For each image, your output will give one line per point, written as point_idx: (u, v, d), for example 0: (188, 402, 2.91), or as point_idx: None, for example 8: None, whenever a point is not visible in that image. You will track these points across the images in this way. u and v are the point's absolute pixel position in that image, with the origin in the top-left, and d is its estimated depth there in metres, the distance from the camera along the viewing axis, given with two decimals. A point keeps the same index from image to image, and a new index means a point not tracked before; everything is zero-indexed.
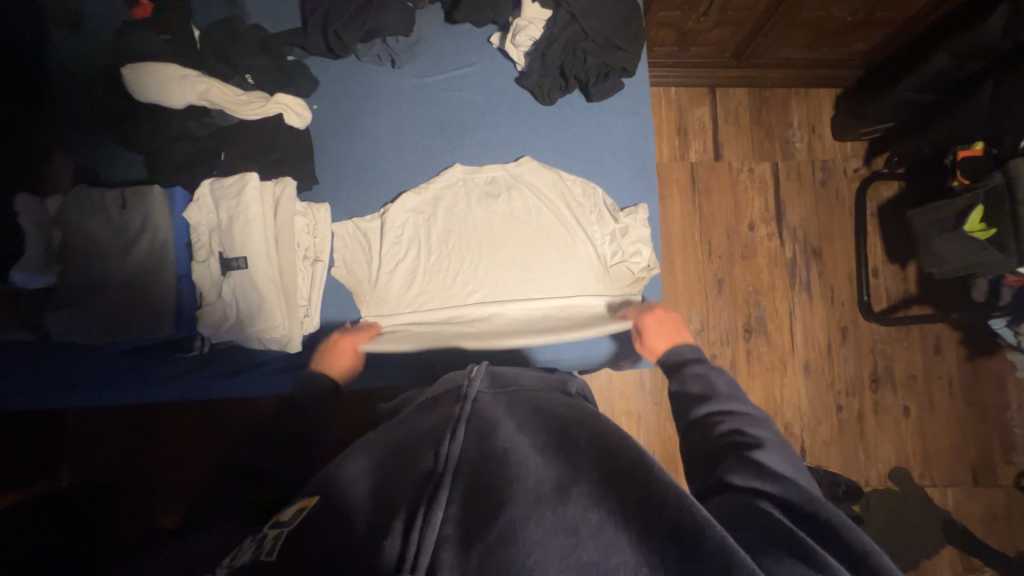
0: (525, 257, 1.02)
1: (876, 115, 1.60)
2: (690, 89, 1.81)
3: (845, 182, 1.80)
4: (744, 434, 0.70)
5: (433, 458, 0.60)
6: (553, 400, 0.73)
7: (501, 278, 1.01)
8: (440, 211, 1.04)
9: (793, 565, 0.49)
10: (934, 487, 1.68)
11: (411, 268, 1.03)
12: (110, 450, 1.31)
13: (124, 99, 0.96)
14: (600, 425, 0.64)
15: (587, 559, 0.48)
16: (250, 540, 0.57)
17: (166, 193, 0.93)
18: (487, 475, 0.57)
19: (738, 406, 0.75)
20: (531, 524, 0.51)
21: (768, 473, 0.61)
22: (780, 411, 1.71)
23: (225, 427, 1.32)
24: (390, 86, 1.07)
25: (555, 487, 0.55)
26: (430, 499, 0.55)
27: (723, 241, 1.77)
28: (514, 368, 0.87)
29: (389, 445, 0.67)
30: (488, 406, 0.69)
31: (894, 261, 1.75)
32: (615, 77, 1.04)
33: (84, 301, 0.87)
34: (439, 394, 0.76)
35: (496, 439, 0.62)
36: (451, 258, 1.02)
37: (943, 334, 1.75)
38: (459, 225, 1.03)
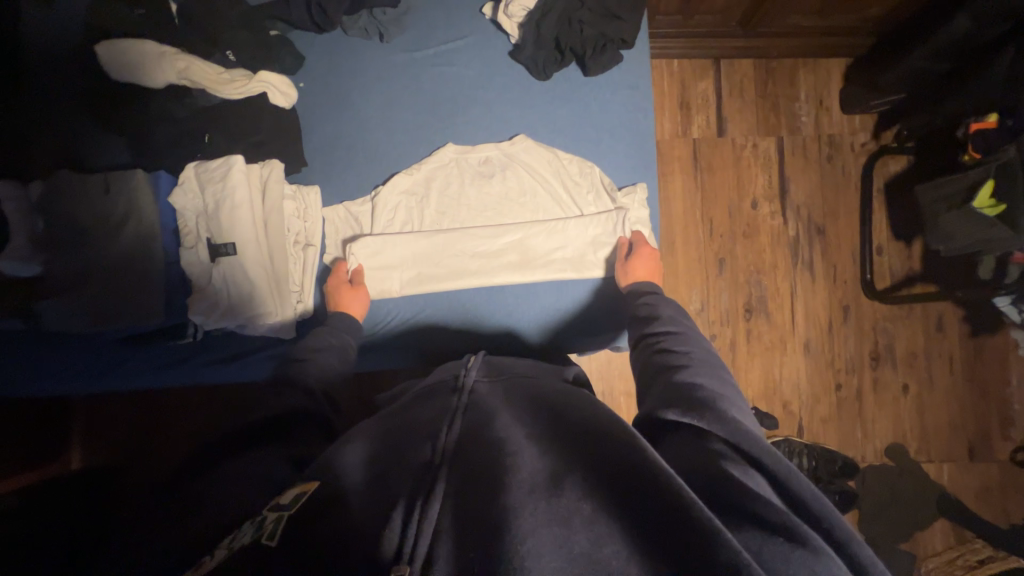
0: (517, 238, 1.01)
1: (887, 86, 1.54)
2: (693, 61, 1.74)
3: (852, 157, 1.75)
4: (684, 370, 0.73)
5: (431, 449, 0.61)
6: (549, 387, 0.74)
7: (499, 263, 1.01)
8: (433, 192, 1.02)
9: (777, 541, 0.49)
10: (930, 462, 1.70)
11: (405, 253, 1.00)
12: (113, 436, 1.32)
13: (102, 79, 0.92)
14: (593, 413, 0.65)
15: (580, 549, 0.49)
16: (251, 521, 0.55)
17: (150, 178, 0.90)
18: (483, 465, 0.57)
19: (681, 345, 0.80)
20: (525, 514, 0.50)
21: (705, 411, 0.64)
22: (779, 390, 1.71)
23: (226, 413, 1.33)
24: (378, 61, 1.02)
25: (549, 476, 0.55)
26: (427, 492, 0.55)
27: (725, 219, 1.73)
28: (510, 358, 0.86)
29: (388, 434, 0.67)
30: (484, 397, 0.70)
31: (900, 238, 1.72)
32: (613, 49, 0.99)
33: (74, 291, 0.87)
34: (436, 385, 0.76)
35: (492, 430, 0.63)
36: (445, 241, 1.00)
37: (946, 312, 1.73)
38: (453, 206, 1.02)
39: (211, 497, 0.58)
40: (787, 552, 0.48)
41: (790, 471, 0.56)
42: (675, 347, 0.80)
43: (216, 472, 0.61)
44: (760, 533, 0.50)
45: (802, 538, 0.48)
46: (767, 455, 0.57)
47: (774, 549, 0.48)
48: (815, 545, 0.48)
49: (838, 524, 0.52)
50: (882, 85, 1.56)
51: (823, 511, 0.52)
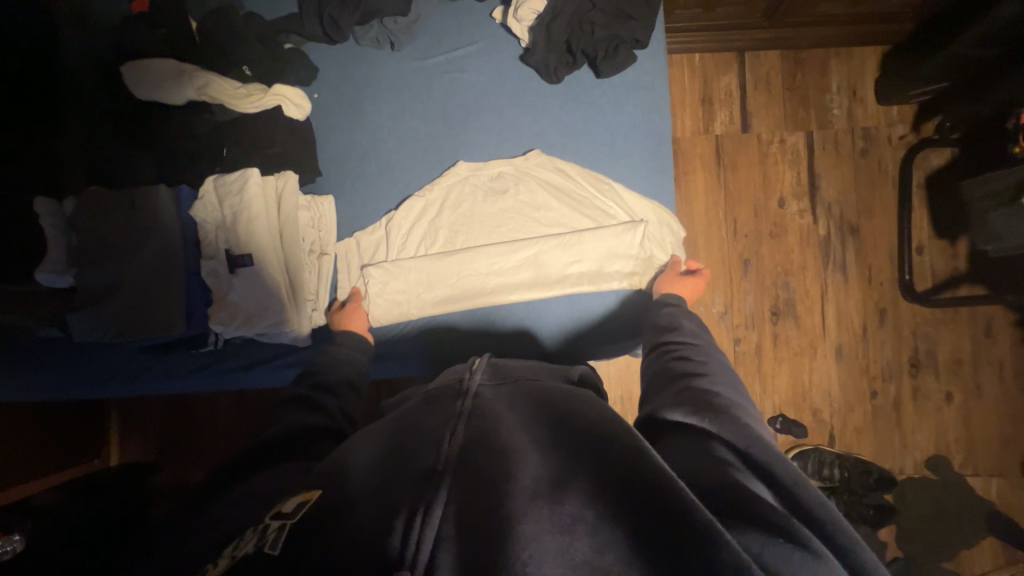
0: (530, 250, 0.99)
1: (928, 75, 1.44)
2: (715, 56, 1.68)
3: (889, 151, 1.65)
4: (700, 378, 0.71)
5: (435, 456, 0.59)
6: (554, 390, 0.71)
7: (513, 280, 0.99)
8: (446, 211, 1.01)
9: (782, 546, 0.46)
10: (977, 477, 1.59)
11: (421, 276, 1.00)
12: (151, 434, 1.39)
13: (129, 98, 0.97)
14: (601, 417, 0.62)
15: (581, 557, 0.47)
16: (254, 529, 0.55)
17: (173, 193, 0.93)
18: (485, 471, 0.56)
19: (700, 355, 0.77)
20: (527, 520, 0.50)
21: (717, 413, 0.63)
22: (809, 397, 1.64)
23: (254, 414, 1.37)
24: (389, 70, 1.03)
25: (551, 483, 0.54)
26: (429, 499, 0.53)
27: (750, 219, 1.67)
28: (513, 360, 0.85)
29: (393, 437, 0.66)
30: (490, 402, 0.68)
31: (943, 237, 1.61)
32: (626, 49, 0.97)
33: (103, 300, 0.91)
34: (440, 389, 0.75)
35: (495, 435, 0.61)
36: (459, 261, 0.99)
37: (996, 315, 1.61)
38: (466, 223, 1.01)
39: (230, 513, 0.58)
40: (791, 555, 0.45)
41: (798, 477, 0.53)
42: (693, 356, 0.77)
43: (235, 492, 0.62)
44: (760, 535, 0.47)
45: (804, 541, 0.46)
46: (776, 463, 0.55)
47: (774, 549, 0.46)
48: (819, 550, 0.46)
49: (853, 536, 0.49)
50: (920, 74, 1.46)
51: (833, 518, 0.49)
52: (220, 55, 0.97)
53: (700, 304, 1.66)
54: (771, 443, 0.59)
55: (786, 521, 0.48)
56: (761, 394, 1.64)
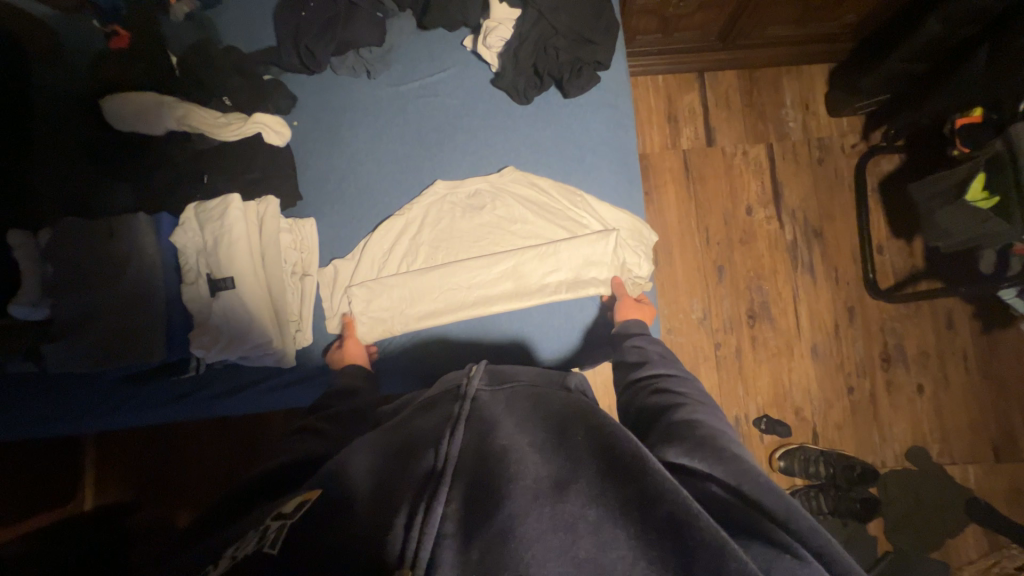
0: (509, 261, 1.02)
1: (870, 88, 1.56)
2: (677, 76, 1.79)
3: (843, 159, 1.76)
4: (681, 409, 0.73)
5: (434, 457, 0.60)
6: (552, 394, 0.71)
7: (494, 291, 1.01)
8: (426, 228, 1.04)
9: (780, 555, 0.48)
10: (954, 465, 1.64)
11: (403, 292, 1.01)
12: (127, 473, 1.34)
13: (108, 131, 0.98)
14: (598, 416, 0.63)
15: (584, 554, 0.49)
16: (255, 531, 0.56)
17: (152, 220, 0.94)
18: (487, 473, 0.57)
19: (675, 386, 0.80)
20: (530, 520, 0.51)
21: (704, 449, 0.63)
22: (790, 397, 1.68)
23: (238, 444, 1.34)
24: (366, 95, 1.06)
25: (554, 483, 0.55)
26: (430, 497, 0.54)
27: (720, 227, 1.74)
28: (512, 366, 0.84)
29: (394, 445, 0.66)
30: (488, 404, 0.68)
31: (899, 236, 1.71)
32: (589, 71, 1.03)
33: (80, 331, 0.90)
34: (438, 394, 0.74)
35: (494, 437, 0.61)
36: (439, 276, 1.01)
37: (955, 308, 1.70)
38: (447, 238, 1.04)
39: (232, 527, 0.59)
40: (796, 569, 0.46)
41: (788, 505, 0.54)
42: (669, 388, 0.79)
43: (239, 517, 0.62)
44: (769, 550, 0.49)
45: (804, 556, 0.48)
46: (767, 496, 0.55)
47: (781, 565, 0.47)
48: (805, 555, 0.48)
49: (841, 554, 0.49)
50: (864, 88, 1.58)
51: (821, 544, 0.50)
52: (199, 87, 0.99)
53: (679, 311, 1.71)
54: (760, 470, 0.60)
55: (783, 537, 0.50)
56: (745, 396, 1.68)
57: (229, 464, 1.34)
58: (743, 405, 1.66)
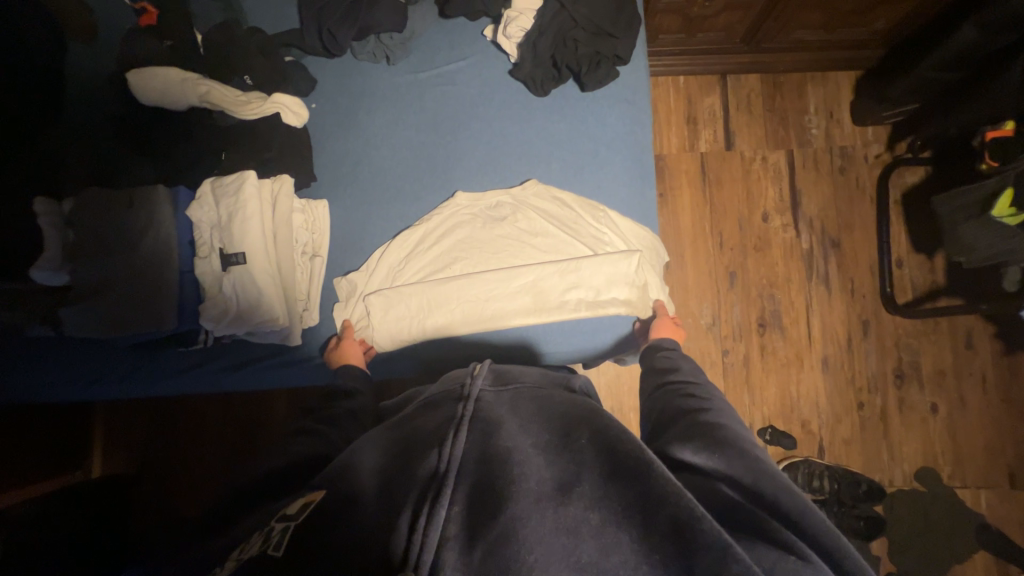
0: (525, 274, 0.95)
1: (897, 97, 1.52)
2: (698, 78, 1.77)
3: (866, 169, 1.72)
4: (705, 410, 0.72)
5: (437, 457, 0.59)
6: (555, 397, 0.72)
7: (511, 305, 0.95)
8: (445, 241, 0.99)
9: (785, 557, 0.48)
10: (965, 489, 1.59)
11: (420, 301, 0.96)
12: (134, 442, 1.37)
13: (133, 105, 1.00)
14: (603, 423, 0.63)
15: (586, 559, 0.49)
16: (259, 533, 0.56)
17: (171, 193, 0.96)
18: (489, 475, 0.57)
19: (701, 388, 0.79)
20: (532, 523, 0.51)
21: (724, 446, 0.63)
22: (797, 409, 1.65)
23: (242, 420, 1.37)
24: (384, 82, 1.06)
25: (557, 486, 0.55)
26: (434, 497, 0.55)
27: (735, 233, 1.72)
28: (517, 366, 0.85)
29: (399, 442, 0.67)
30: (491, 405, 0.68)
31: (921, 251, 1.66)
32: (608, 65, 0.98)
33: (96, 298, 0.92)
34: (443, 393, 0.74)
35: (498, 439, 0.61)
36: (457, 287, 0.95)
37: (975, 327, 1.65)
38: (467, 248, 0.98)
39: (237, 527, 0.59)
40: (800, 569, 0.47)
41: (801, 505, 0.54)
42: (694, 390, 0.79)
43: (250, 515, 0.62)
44: (772, 551, 0.49)
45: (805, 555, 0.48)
46: (783, 494, 0.56)
47: (788, 567, 0.47)
48: (810, 556, 0.48)
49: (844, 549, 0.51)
50: (892, 97, 1.54)
51: (835, 544, 0.51)
52: (222, 66, 1.01)
53: (689, 315, 1.69)
54: (774, 469, 0.61)
55: (791, 537, 0.50)
56: (751, 406, 1.65)
57: (233, 445, 1.36)
58: (747, 414, 1.64)
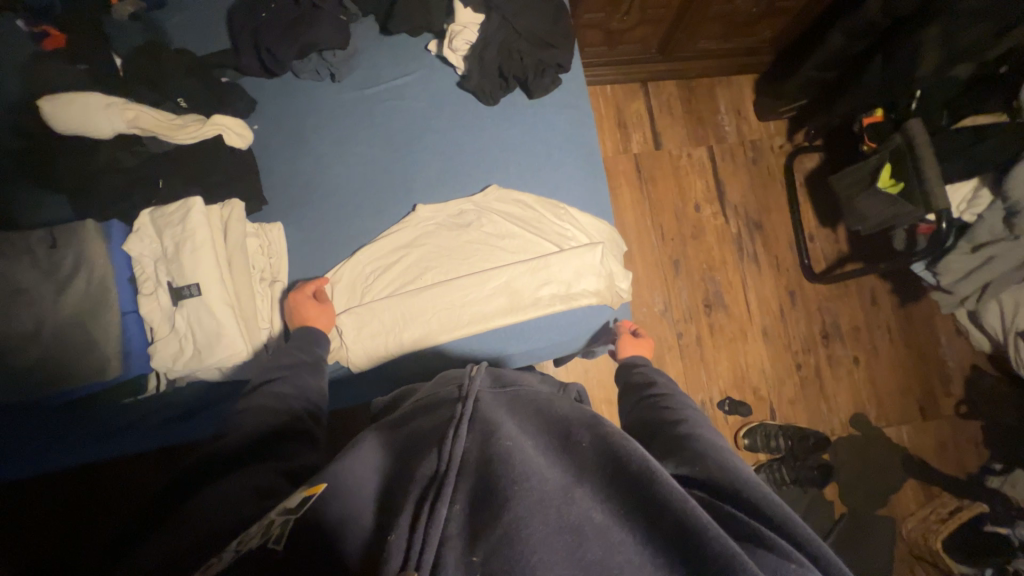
0: (497, 275, 0.96)
1: (790, 94, 1.75)
2: (623, 86, 1.92)
3: (774, 158, 1.95)
4: (681, 423, 0.73)
5: (436, 460, 0.57)
6: (553, 398, 0.71)
7: (488, 308, 0.96)
8: (410, 255, 0.98)
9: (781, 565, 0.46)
10: (890, 427, 1.82)
11: (394, 315, 0.95)
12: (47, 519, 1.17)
13: (41, 137, 0.90)
14: (604, 424, 0.61)
15: (592, 557, 0.46)
16: (257, 524, 0.54)
17: (102, 228, 0.87)
18: (493, 473, 0.53)
19: (675, 401, 0.81)
20: (536, 521, 0.47)
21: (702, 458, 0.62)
22: (747, 378, 1.81)
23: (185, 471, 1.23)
24: (331, 99, 1.04)
25: (560, 483, 0.52)
26: (434, 500, 0.52)
27: (673, 223, 1.86)
28: (507, 369, 0.86)
29: (399, 448, 0.64)
30: (490, 405, 0.65)
31: (826, 225, 1.91)
32: (552, 73, 1.05)
33: (14, 354, 0.80)
34: (440, 395, 0.73)
35: (498, 438, 0.58)
36: (432, 295, 0.95)
37: (877, 285, 1.91)
38: (436, 257, 0.98)
39: (212, 514, 0.56)
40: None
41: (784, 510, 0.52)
42: (670, 402, 0.81)
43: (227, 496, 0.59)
44: (770, 557, 0.47)
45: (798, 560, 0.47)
46: (763, 497, 0.53)
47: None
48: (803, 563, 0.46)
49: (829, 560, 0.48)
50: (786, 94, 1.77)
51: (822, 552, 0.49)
52: (148, 90, 0.94)
53: (643, 304, 1.80)
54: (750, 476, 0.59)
55: (781, 542, 0.48)
56: (708, 381, 1.78)
57: (154, 465, 1.21)
58: (706, 388, 1.77)
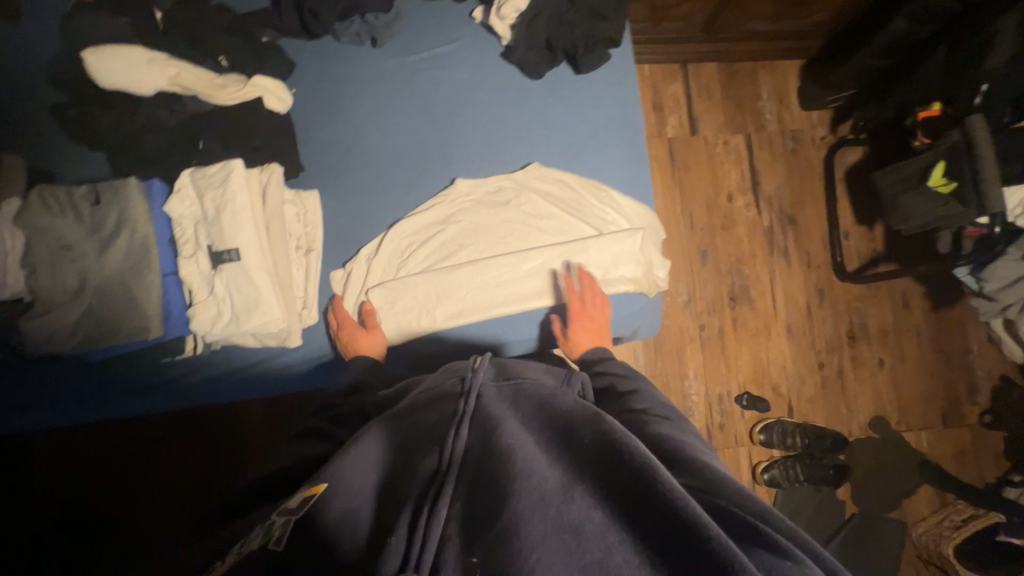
0: (532, 256, 0.95)
1: (841, 82, 1.66)
2: (662, 67, 1.84)
3: (814, 150, 1.88)
4: (656, 422, 0.69)
5: (437, 458, 0.60)
6: (554, 387, 0.69)
7: (522, 289, 0.95)
8: (440, 233, 0.96)
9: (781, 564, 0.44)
10: (910, 431, 1.80)
11: (429, 291, 0.94)
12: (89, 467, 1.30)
13: (83, 91, 0.89)
14: (605, 417, 0.58)
15: (591, 557, 0.46)
16: (259, 527, 0.56)
17: (144, 186, 0.86)
18: (490, 473, 0.55)
19: (643, 399, 0.75)
20: (532, 521, 0.48)
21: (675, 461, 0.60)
22: (767, 374, 1.78)
23: (213, 435, 1.32)
24: (371, 64, 1.01)
25: (559, 483, 0.52)
26: (433, 499, 0.55)
27: (703, 213, 1.82)
28: (523, 360, 0.78)
29: (406, 438, 0.67)
30: (492, 401, 0.66)
31: (863, 222, 1.84)
32: (603, 48, 1.00)
33: (64, 307, 0.81)
34: (444, 385, 0.72)
35: (499, 436, 0.59)
36: (466, 273, 0.94)
37: (910, 288, 1.85)
38: (471, 236, 0.97)
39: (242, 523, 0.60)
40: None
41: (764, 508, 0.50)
42: (639, 400, 0.75)
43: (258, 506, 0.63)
44: (770, 557, 0.45)
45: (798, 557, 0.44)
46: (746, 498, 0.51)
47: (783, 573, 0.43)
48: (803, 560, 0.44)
49: (823, 557, 0.47)
50: (835, 83, 1.68)
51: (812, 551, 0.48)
52: (187, 46, 0.92)
53: (666, 294, 1.77)
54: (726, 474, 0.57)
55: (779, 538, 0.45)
56: (727, 374, 1.77)
57: (185, 425, 1.32)
58: (725, 382, 1.75)
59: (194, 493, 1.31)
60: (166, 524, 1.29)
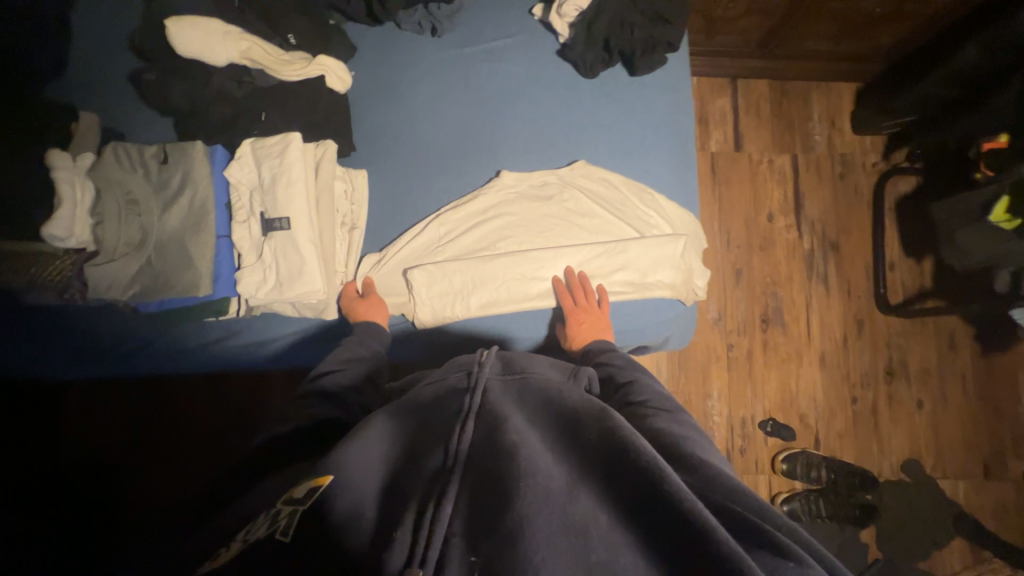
0: (570, 252, 0.95)
1: (900, 107, 1.61)
2: (711, 80, 1.82)
3: (864, 176, 1.81)
4: (649, 415, 0.66)
5: (442, 454, 0.57)
6: (560, 382, 0.65)
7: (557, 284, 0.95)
8: (479, 222, 0.97)
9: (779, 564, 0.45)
10: (946, 479, 1.70)
11: (465, 278, 0.94)
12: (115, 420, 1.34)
13: (160, 60, 0.94)
14: (613, 414, 0.55)
15: (595, 557, 0.46)
16: (268, 512, 0.55)
17: (207, 151, 0.90)
18: (497, 473, 0.52)
19: (641, 390, 0.73)
20: (539, 521, 0.47)
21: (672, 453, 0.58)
22: (796, 403, 1.72)
23: (234, 401, 1.36)
24: (430, 54, 1.03)
25: (565, 483, 0.51)
26: (438, 496, 0.52)
27: (742, 231, 1.77)
28: (525, 354, 0.75)
29: (408, 424, 0.64)
30: (497, 397, 0.61)
31: (911, 255, 1.77)
32: (660, 52, 0.99)
33: (125, 258, 0.85)
34: (449, 379, 0.67)
35: (504, 433, 0.55)
36: (503, 264, 0.94)
37: (958, 329, 1.76)
38: (511, 227, 0.97)
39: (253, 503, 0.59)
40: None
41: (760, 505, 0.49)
42: (636, 390, 0.73)
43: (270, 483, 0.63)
44: (768, 557, 0.46)
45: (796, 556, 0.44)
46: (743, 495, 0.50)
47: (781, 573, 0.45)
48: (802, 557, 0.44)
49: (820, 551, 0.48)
50: (894, 108, 1.62)
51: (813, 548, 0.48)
52: (258, 23, 0.95)
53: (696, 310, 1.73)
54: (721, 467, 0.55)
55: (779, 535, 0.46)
56: (753, 399, 1.71)
57: (209, 388, 1.35)
58: (750, 406, 1.69)
59: (214, 452, 1.35)
60: (184, 479, 1.34)
